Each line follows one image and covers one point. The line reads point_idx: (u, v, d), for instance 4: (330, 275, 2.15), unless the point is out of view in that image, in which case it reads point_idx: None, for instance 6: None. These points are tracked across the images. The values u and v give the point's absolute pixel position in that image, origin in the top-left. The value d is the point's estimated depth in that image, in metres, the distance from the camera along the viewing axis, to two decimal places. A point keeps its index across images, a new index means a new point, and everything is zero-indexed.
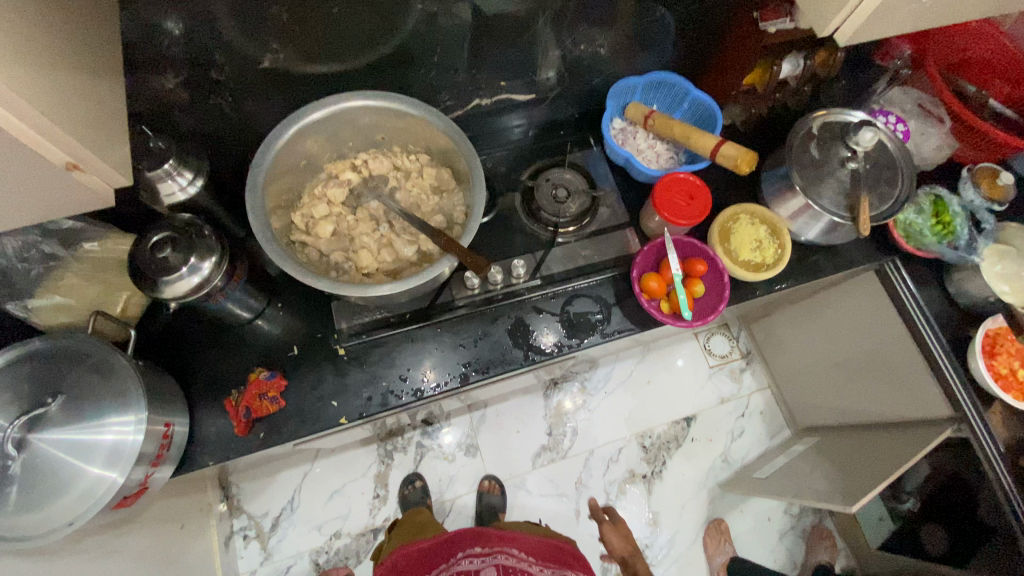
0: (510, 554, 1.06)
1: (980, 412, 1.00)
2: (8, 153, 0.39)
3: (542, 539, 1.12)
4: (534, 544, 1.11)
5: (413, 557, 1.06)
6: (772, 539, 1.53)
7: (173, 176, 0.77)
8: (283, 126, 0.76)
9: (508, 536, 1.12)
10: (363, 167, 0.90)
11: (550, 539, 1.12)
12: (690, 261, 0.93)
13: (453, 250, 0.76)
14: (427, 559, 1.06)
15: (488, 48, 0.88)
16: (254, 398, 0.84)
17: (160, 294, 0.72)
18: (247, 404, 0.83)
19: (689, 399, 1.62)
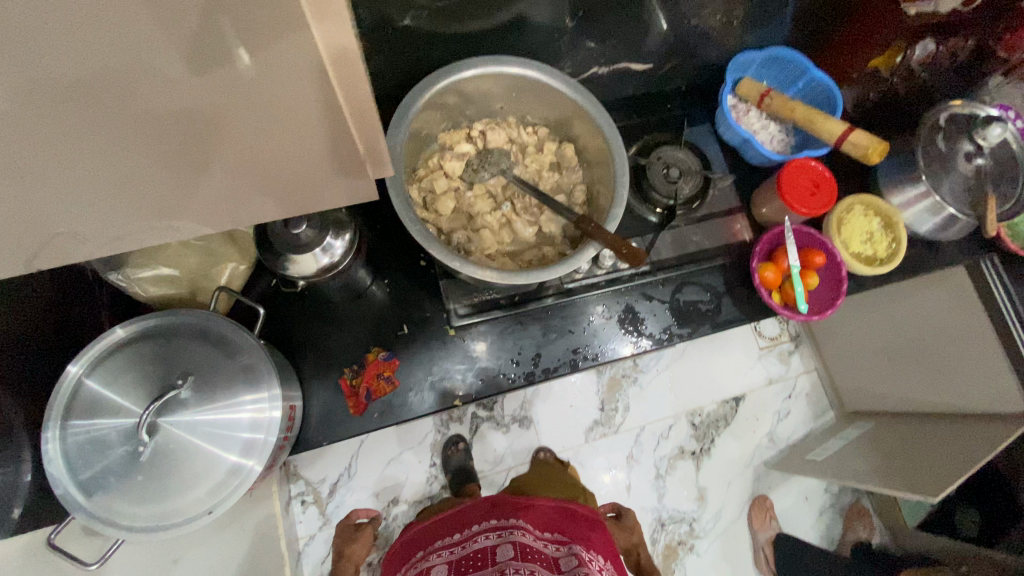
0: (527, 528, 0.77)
1: None
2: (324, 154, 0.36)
3: (565, 509, 0.83)
4: (559, 517, 0.81)
5: (437, 525, 0.84)
6: (811, 516, 1.59)
7: None
8: (434, 78, 0.73)
9: (530, 504, 0.82)
10: (479, 139, 0.85)
11: (574, 508, 0.83)
12: (808, 253, 0.90)
13: (599, 237, 0.72)
14: (448, 527, 0.82)
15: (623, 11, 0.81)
16: (373, 377, 0.84)
17: (288, 272, 0.68)
18: (366, 382, 0.84)
19: (738, 379, 1.63)
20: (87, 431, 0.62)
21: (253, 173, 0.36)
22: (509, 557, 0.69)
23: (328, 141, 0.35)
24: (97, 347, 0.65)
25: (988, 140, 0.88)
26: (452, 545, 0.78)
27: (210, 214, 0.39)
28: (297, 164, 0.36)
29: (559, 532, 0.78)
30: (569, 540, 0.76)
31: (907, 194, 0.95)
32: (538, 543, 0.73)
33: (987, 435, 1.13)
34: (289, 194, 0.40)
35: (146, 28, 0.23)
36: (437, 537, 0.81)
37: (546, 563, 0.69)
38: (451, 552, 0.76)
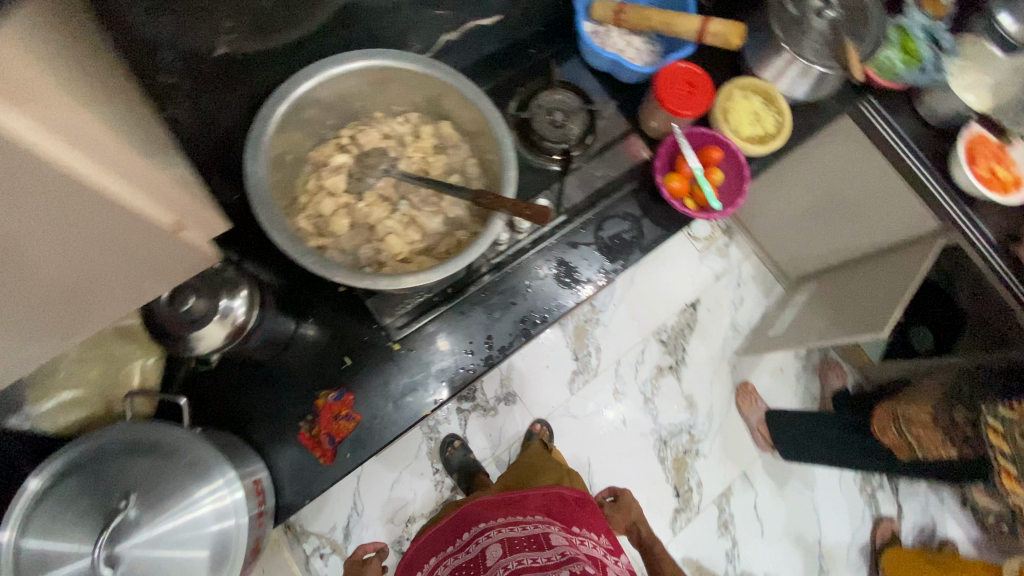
0: (515, 519, 0.74)
1: (968, 214, 1.07)
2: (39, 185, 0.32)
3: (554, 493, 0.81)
4: (548, 505, 0.80)
5: (429, 542, 0.81)
6: (791, 383, 1.69)
7: None
8: (276, 99, 0.67)
9: (518, 497, 0.81)
10: (351, 144, 0.80)
11: (563, 491, 0.82)
12: (704, 150, 0.92)
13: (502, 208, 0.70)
14: (439, 543, 0.79)
15: None
16: (330, 421, 0.80)
17: (195, 351, 0.64)
18: (325, 428, 0.80)
19: (690, 285, 1.69)
20: None
21: (52, 233, 0.37)
22: (498, 556, 0.66)
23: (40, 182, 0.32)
24: (18, 504, 0.60)
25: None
26: (447, 558, 0.75)
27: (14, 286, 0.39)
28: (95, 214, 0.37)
29: (549, 516, 0.76)
30: (557, 522, 0.74)
31: (776, 65, 0.96)
32: (526, 530, 0.71)
33: (911, 260, 1.22)
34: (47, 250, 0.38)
35: None
36: (431, 553, 0.78)
37: (534, 545, 0.67)
38: (446, 566, 0.73)
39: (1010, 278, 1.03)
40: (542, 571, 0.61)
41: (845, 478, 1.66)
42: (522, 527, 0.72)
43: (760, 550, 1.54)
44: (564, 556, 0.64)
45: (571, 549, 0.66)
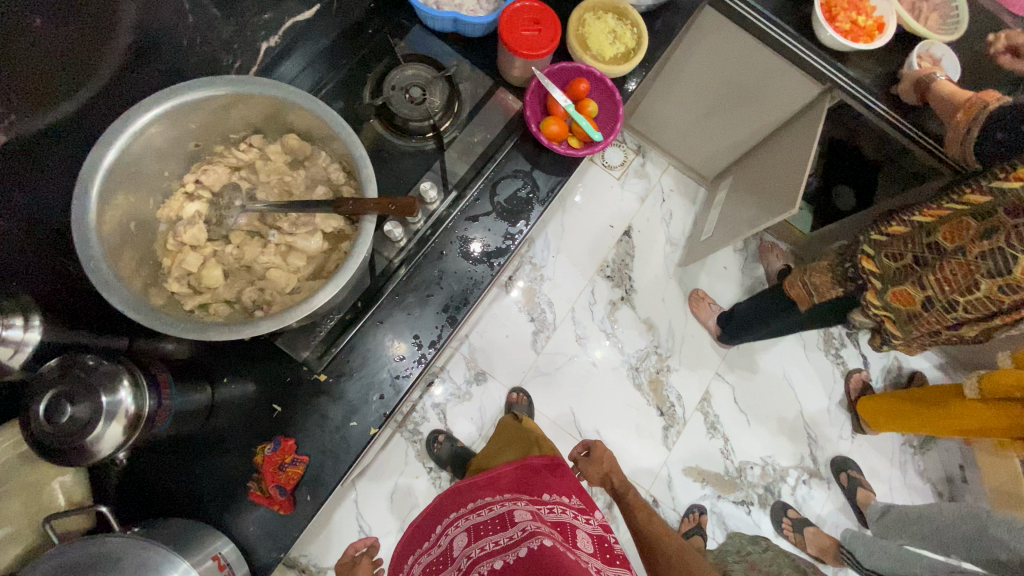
0: (482, 503, 0.75)
1: (842, 71, 1.07)
2: None
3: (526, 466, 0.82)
4: (518, 477, 0.80)
5: (410, 539, 0.82)
6: (738, 277, 1.73)
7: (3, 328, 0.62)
8: (85, 175, 0.60)
9: (488, 478, 0.81)
10: (199, 189, 0.74)
11: (530, 461, 0.82)
12: (571, 85, 0.89)
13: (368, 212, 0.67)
14: (417, 539, 0.80)
15: None
16: (275, 473, 0.78)
17: (99, 456, 0.60)
18: (272, 481, 0.77)
19: (618, 214, 1.70)
20: None
21: None
22: (464, 545, 0.68)
23: None
24: None
25: None
26: (422, 554, 0.75)
27: None
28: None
29: (517, 490, 0.77)
30: (521, 495, 0.75)
31: None
32: (491, 511, 0.72)
33: (808, 127, 1.23)
34: None
35: None
36: (412, 552, 0.79)
37: (498, 526, 0.68)
38: (421, 562, 0.73)
39: (892, 116, 1.05)
40: (501, 551, 0.62)
41: (810, 349, 1.74)
42: (489, 509, 0.72)
43: (750, 439, 1.62)
44: (523, 528, 0.65)
45: (532, 521, 0.66)
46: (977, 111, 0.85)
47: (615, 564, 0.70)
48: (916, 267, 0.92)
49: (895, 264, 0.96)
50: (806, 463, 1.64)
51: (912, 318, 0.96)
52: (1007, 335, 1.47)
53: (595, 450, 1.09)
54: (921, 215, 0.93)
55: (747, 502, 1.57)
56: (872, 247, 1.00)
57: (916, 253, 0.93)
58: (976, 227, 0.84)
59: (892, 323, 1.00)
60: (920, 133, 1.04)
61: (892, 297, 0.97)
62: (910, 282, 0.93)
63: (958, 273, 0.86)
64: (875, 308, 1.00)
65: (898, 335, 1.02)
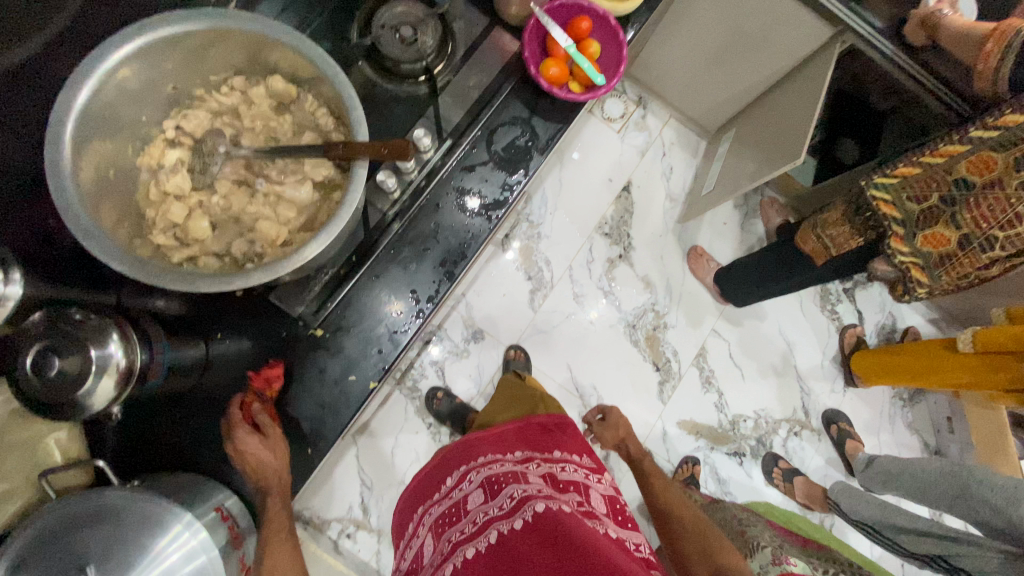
0: (492, 459, 0.75)
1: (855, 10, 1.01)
2: None
3: (533, 423, 0.83)
4: (523, 434, 0.81)
5: (418, 490, 0.82)
6: (737, 234, 1.71)
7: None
8: (55, 117, 0.56)
9: (497, 435, 0.81)
10: (181, 135, 0.70)
11: (540, 420, 0.83)
12: (573, 24, 0.84)
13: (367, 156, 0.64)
14: (427, 491, 0.80)
15: None
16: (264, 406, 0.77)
17: (93, 409, 0.58)
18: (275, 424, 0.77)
19: (617, 169, 1.65)
20: None
21: None
22: (480, 501, 0.67)
23: None
24: None
25: None
26: (433, 505, 0.76)
27: None
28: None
29: (526, 447, 0.77)
30: (537, 456, 0.75)
31: None
32: (506, 467, 0.72)
33: (820, 71, 1.18)
34: None
35: None
36: (421, 504, 0.80)
37: (513, 480, 0.68)
38: (432, 514, 0.74)
39: (903, 60, 1.01)
40: (516, 508, 0.62)
41: (806, 305, 1.74)
42: (501, 464, 0.72)
43: (745, 394, 1.64)
44: (540, 489, 0.65)
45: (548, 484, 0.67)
46: (1008, 38, 0.82)
47: (627, 526, 0.70)
48: (944, 208, 0.96)
49: (919, 207, 0.99)
50: (798, 416, 1.67)
51: (943, 260, 1.01)
52: (1004, 291, 1.46)
53: (609, 414, 1.16)
54: (933, 154, 0.97)
55: (739, 454, 1.61)
56: (886, 192, 1.03)
57: (942, 193, 0.96)
58: (1004, 159, 0.86)
59: (920, 268, 1.05)
60: (925, 77, 1.00)
61: (923, 240, 1.01)
62: (941, 222, 0.97)
63: (994, 208, 0.89)
64: (903, 254, 1.05)
65: (925, 281, 1.07)
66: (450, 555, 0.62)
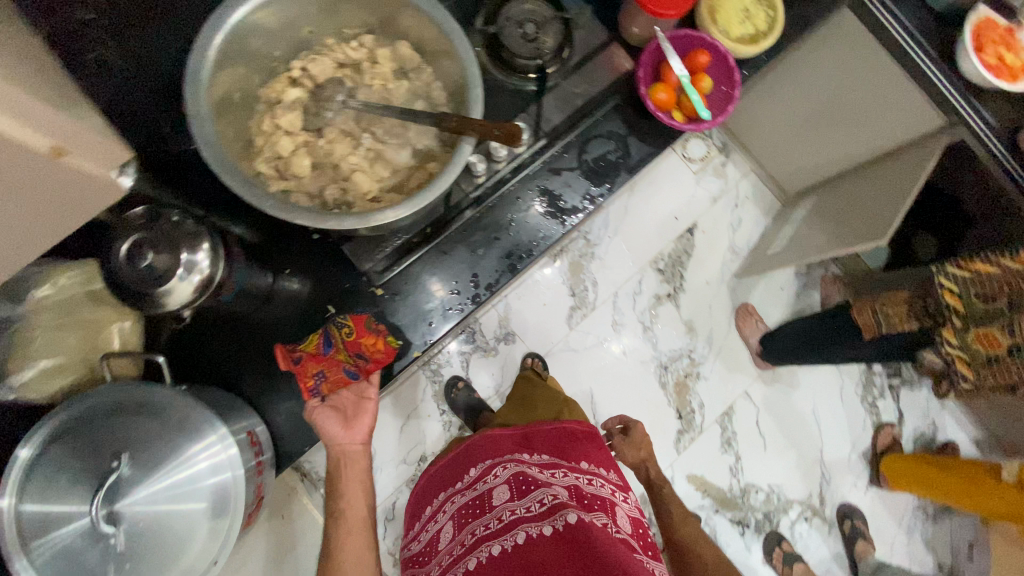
0: (521, 458, 0.74)
1: (974, 106, 0.97)
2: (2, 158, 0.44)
3: (563, 429, 0.81)
4: (554, 438, 0.80)
5: (440, 473, 0.83)
6: (791, 302, 1.67)
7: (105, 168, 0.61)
8: (206, 31, 0.61)
9: (523, 435, 0.80)
10: (304, 77, 0.74)
11: (569, 426, 0.82)
12: (691, 56, 0.85)
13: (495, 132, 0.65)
14: (449, 477, 0.80)
15: None
16: (350, 352, 0.74)
17: (166, 307, 0.61)
18: (368, 374, 0.76)
19: (686, 210, 1.64)
20: (49, 547, 0.59)
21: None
22: (507, 498, 0.67)
23: None
24: (14, 471, 0.60)
25: None
26: (455, 493, 0.76)
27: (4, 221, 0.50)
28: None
29: (555, 455, 0.76)
30: (566, 465, 0.74)
31: None
32: (534, 471, 0.71)
33: (914, 159, 1.15)
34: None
35: None
36: (441, 488, 0.80)
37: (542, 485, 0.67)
38: (454, 502, 0.74)
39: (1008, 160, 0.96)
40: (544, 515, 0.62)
41: (845, 391, 1.67)
42: (530, 465, 0.71)
43: (763, 464, 1.59)
44: (569, 498, 0.65)
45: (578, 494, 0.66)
46: None
47: (650, 551, 0.69)
48: (1007, 311, 0.94)
49: (984, 305, 0.96)
50: (813, 501, 1.60)
51: (992, 361, 0.97)
52: None
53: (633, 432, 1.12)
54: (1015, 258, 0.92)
55: (743, 523, 1.55)
56: (953, 281, 0.98)
57: (1013, 297, 0.93)
58: None
59: (965, 364, 1.01)
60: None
61: (974, 337, 0.98)
62: (1000, 324, 0.95)
63: None
64: (950, 347, 1.01)
65: (969, 377, 1.02)
66: (474, 551, 0.64)
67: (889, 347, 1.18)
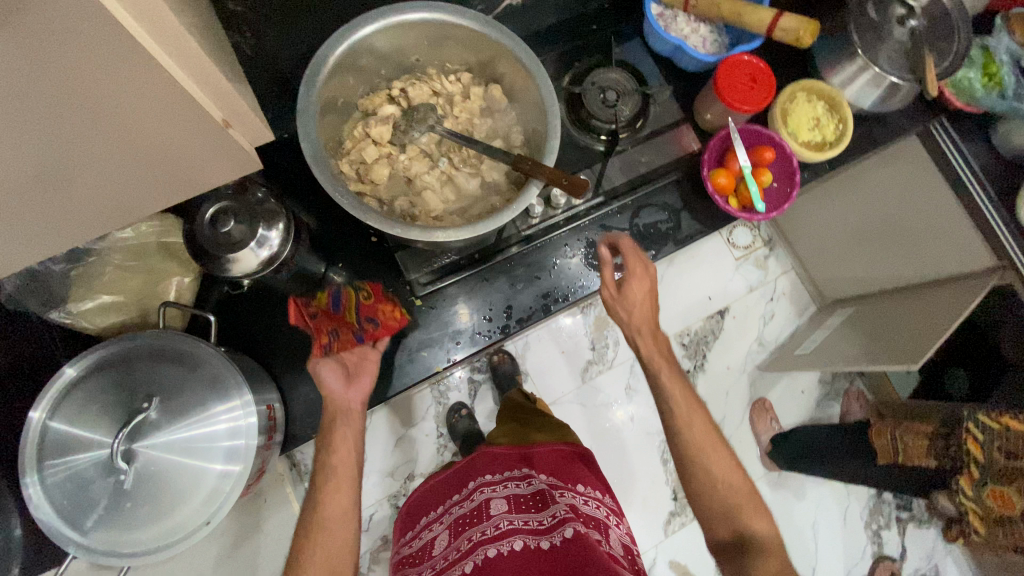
0: (519, 477, 0.78)
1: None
2: (160, 109, 0.39)
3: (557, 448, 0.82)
4: (550, 460, 0.80)
5: (438, 488, 0.85)
6: (810, 407, 1.62)
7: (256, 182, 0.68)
8: (332, 42, 0.68)
9: (520, 455, 0.82)
10: (400, 97, 0.81)
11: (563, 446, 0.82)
12: (758, 150, 0.89)
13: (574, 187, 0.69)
14: (446, 493, 0.83)
15: None
16: (363, 316, 0.78)
17: (228, 272, 0.67)
18: (376, 339, 0.77)
19: (720, 292, 1.62)
20: (64, 469, 0.62)
21: (124, 156, 0.42)
22: (504, 510, 0.71)
23: (141, 102, 0.38)
24: (52, 389, 0.63)
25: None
26: (452, 507, 0.78)
27: (135, 179, 0.45)
28: (214, 86, 0.44)
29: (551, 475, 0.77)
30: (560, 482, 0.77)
31: (847, 71, 0.92)
32: (531, 488, 0.74)
33: (961, 292, 1.12)
34: (144, 107, 0.38)
35: (140, 99, 0.38)
36: (439, 504, 0.82)
37: (538, 504, 0.71)
38: (450, 514, 0.77)
39: None
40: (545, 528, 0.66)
41: (850, 514, 1.60)
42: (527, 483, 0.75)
43: None
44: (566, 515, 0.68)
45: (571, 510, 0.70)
46: None
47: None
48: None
49: (1006, 460, 0.96)
50: None
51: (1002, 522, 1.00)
52: None
53: None
54: None
55: None
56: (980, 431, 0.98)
57: None
58: None
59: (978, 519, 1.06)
60: None
61: (990, 493, 1.01)
62: (1016, 487, 0.97)
63: None
64: (965, 496, 1.06)
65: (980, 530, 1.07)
66: (472, 554, 0.66)
67: (905, 475, 1.15)
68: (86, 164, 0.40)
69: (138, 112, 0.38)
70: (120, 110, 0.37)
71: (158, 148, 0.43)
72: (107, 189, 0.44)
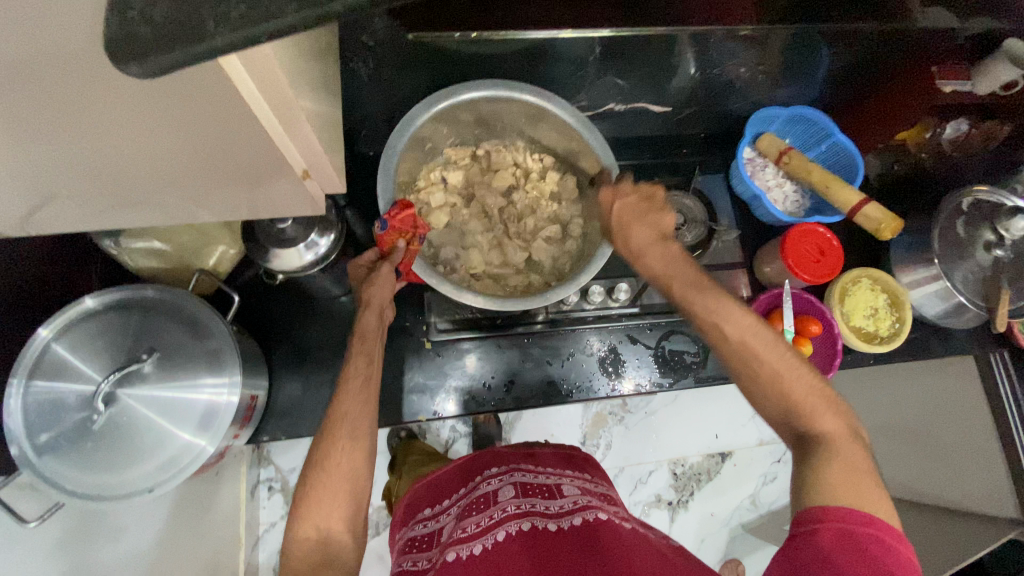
0: (528, 468, 0.74)
1: None
2: (264, 164, 0.44)
3: (560, 452, 0.82)
4: (557, 460, 0.79)
5: (438, 485, 0.77)
6: None
7: (319, 240, 0.72)
8: (437, 97, 0.72)
9: (528, 451, 0.80)
10: (483, 158, 0.85)
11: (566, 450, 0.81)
12: (803, 320, 0.88)
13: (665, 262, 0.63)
14: (448, 489, 0.76)
15: (633, 61, 0.81)
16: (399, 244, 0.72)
17: (270, 264, 0.71)
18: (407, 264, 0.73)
19: (728, 434, 1.52)
20: (47, 392, 0.62)
21: (223, 188, 0.46)
22: (511, 494, 0.66)
23: (247, 162, 0.43)
24: (69, 312, 0.66)
25: (1011, 232, 0.82)
26: (455, 500, 0.72)
27: (231, 204, 0.49)
28: (311, 151, 0.51)
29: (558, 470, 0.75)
30: (569, 474, 0.74)
31: (919, 273, 0.91)
32: (539, 479, 0.71)
33: (971, 535, 1.01)
34: (248, 164, 0.43)
35: (252, 162, 0.43)
36: (437, 497, 0.75)
37: (546, 492, 0.67)
38: (454, 506, 0.71)
39: None
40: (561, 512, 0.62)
41: None
42: (536, 475, 0.71)
43: None
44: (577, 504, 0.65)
45: (582, 498, 0.67)
46: None
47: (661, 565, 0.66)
48: None
49: None
50: None
51: None
52: None
53: None
54: None
55: None
56: None
57: None
58: None
59: None
60: None
61: None
62: None
63: None
64: None
65: None
66: (484, 535, 0.60)
67: None
68: (187, 181, 0.44)
69: (261, 174, 0.46)
70: (234, 162, 0.42)
71: (248, 190, 0.48)
72: (220, 213, 0.50)
